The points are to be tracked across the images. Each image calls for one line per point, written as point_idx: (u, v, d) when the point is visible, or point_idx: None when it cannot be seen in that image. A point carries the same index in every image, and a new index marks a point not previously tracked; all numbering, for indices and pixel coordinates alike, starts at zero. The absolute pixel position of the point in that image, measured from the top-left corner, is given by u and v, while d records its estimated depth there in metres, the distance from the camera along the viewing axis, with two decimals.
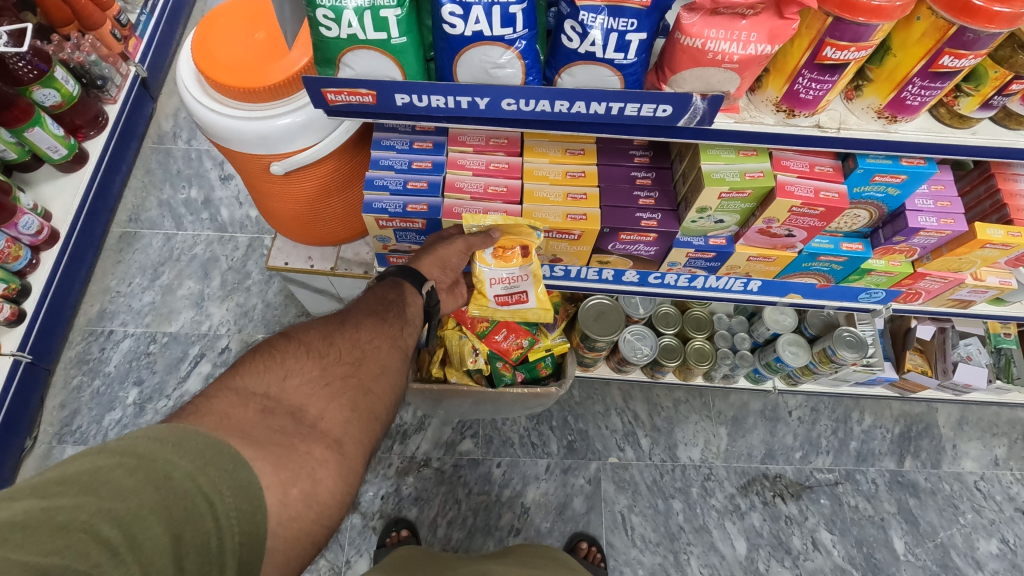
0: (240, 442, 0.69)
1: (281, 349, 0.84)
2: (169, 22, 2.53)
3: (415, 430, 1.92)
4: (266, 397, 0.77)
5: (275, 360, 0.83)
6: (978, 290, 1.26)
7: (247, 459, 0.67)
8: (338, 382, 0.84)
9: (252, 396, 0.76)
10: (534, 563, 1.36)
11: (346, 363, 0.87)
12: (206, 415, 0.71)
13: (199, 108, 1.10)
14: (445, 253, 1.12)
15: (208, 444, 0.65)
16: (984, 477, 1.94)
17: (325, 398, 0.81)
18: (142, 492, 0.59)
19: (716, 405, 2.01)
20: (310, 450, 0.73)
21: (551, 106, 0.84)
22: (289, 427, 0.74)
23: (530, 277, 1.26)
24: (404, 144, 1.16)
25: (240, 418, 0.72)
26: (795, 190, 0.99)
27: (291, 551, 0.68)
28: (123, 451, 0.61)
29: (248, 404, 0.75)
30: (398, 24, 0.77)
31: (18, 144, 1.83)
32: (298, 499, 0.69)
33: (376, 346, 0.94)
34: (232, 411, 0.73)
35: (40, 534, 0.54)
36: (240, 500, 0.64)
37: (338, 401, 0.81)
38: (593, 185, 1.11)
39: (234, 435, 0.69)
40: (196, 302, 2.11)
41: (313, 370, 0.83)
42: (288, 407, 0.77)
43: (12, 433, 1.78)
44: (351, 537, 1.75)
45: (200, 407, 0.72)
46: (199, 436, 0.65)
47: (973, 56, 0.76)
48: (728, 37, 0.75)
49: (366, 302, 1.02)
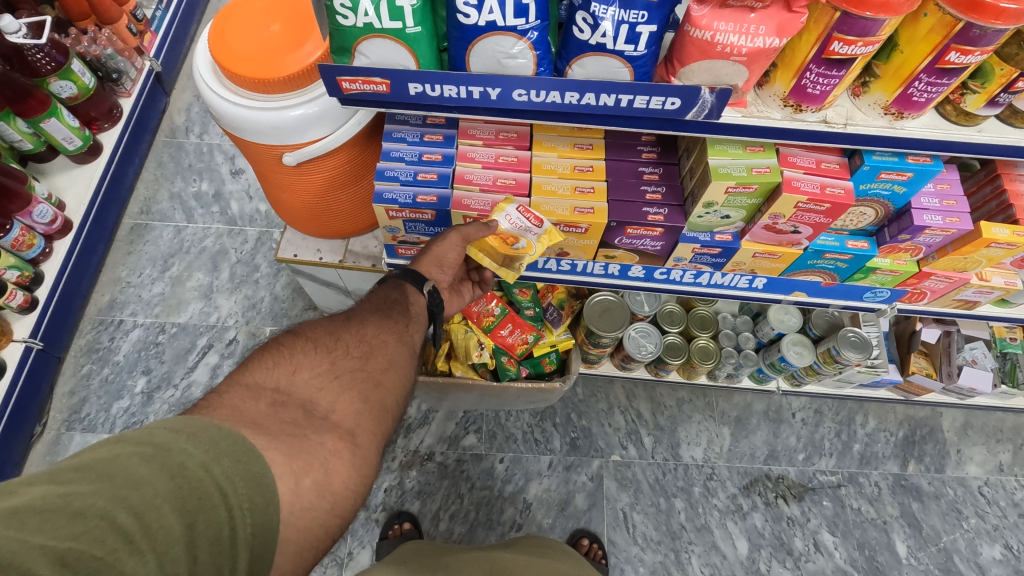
0: (252, 432, 0.70)
1: (288, 346, 0.86)
2: (183, 18, 2.57)
3: (418, 424, 1.93)
4: (277, 391, 0.79)
5: (284, 355, 0.84)
6: (984, 290, 1.26)
7: (260, 449, 0.68)
8: (347, 376, 0.85)
9: (263, 391, 0.78)
10: (541, 554, 1.37)
11: (354, 357, 0.89)
12: (219, 408, 0.72)
13: (214, 98, 1.12)
14: (441, 250, 1.13)
15: (222, 435, 0.66)
16: (989, 483, 1.93)
17: (335, 391, 0.82)
18: (156, 480, 0.61)
19: (719, 405, 2.01)
20: (322, 441, 0.75)
21: (561, 97, 0.85)
22: (301, 419, 0.76)
23: (502, 210, 1.10)
24: (414, 136, 1.18)
25: (252, 411, 0.74)
26: (802, 186, 1.00)
27: (304, 541, 0.69)
28: (140, 441, 0.63)
29: (259, 399, 0.76)
30: (414, 13, 0.78)
31: (34, 134, 1.86)
32: (311, 489, 0.70)
33: (383, 340, 0.95)
34: (244, 405, 0.74)
35: (58, 519, 0.55)
36: (253, 492, 0.65)
37: (349, 394, 0.83)
38: (601, 178, 1.12)
39: (247, 426, 0.71)
40: (205, 294, 2.13)
41: (322, 364, 0.85)
42: (299, 400, 0.79)
43: (22, 419, 1.80)
44: (354, 529, 1.76)
45: (212, 401, 0.74)
46: (213, 428, 0.67)
47: (980, 52, 0.76)
48: (736, 31, 0.76)
49: (369, 303, 1.04)
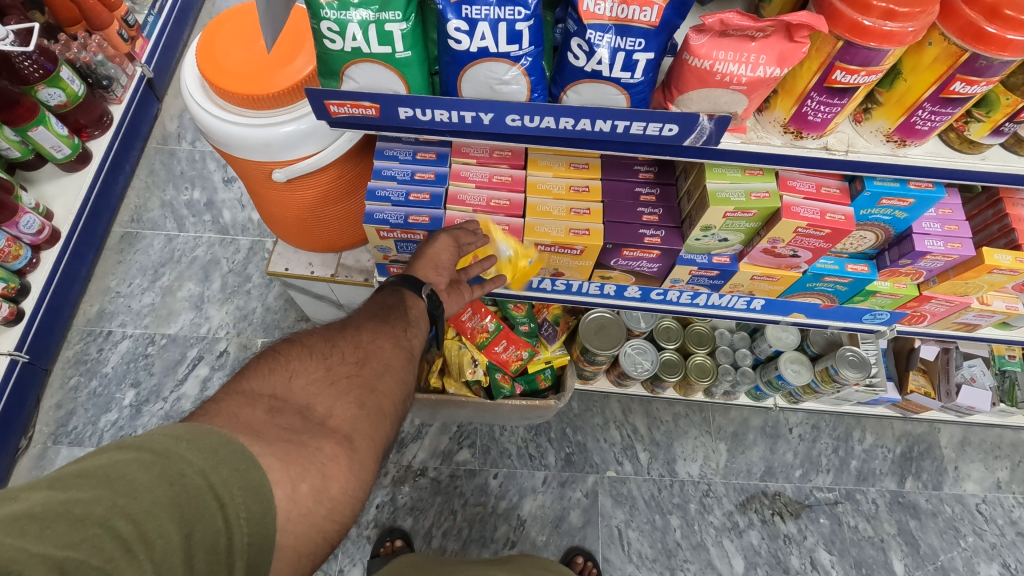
0: (249, 438, 0.67)
1: (283, 353, 0.82)
2: (176, 24, 2.53)
3: (412, 438, 1.91)
4: (273, 398, 0.75)
5: (279, 362, 0.80)
6: (984, 314, 1.24)
7: (257, 456, 0.66)
8: (343, 381, 0.81)
9: (258, 397, 0.74)
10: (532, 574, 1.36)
11: (349, 363, 0.85)
12: (215, 415, 0.69)
13: (202, 114, 1.09)
14: (433, 252, 1.07)
15: (222, 442, 0.64)
16: (986, 500, 1.92)
17: (331, 396, 0.79)
18: (154, 488, 0.58)
19: (716, 420, 1.99)
20: (320, 446, 0.72)
21: (556, 123, 0.83)
22: (297, 425, 0.73)
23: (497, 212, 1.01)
24: (407, 154, 1.15)
25: (248, 418, 0.71)
26: (801, 212, 0.98)
27: (302, 548, 0.67)
28: (140, 446, 0.61)
29: (255, 405, 0.73)
30: (404, 38, 0.76)
31: (22, 142, 1.83)
32: (308, 495, 0.67)
33: (380, 345, 0.91)
34: (240, 411, 0.71)
35: (57, 526, 0.54)
36: (250, 501, 0.63)
37: (344, 399, 0.79)
38: (597, 200, 1.10)
39: (243, 431, 0.68)
40: (195, 304, 2.10)
41: (317, 370, 0.81)
42: (296, 405, 0.75)
43: (7, 432, 1.77)
44: (345, 547, 1.74)
45: (208, 409, 0.71)
46: (213, 434, 0.64)
47: (985, 82, 0.74)
48: (737, 59, 0.74)
49: (364, 309, 0.98)
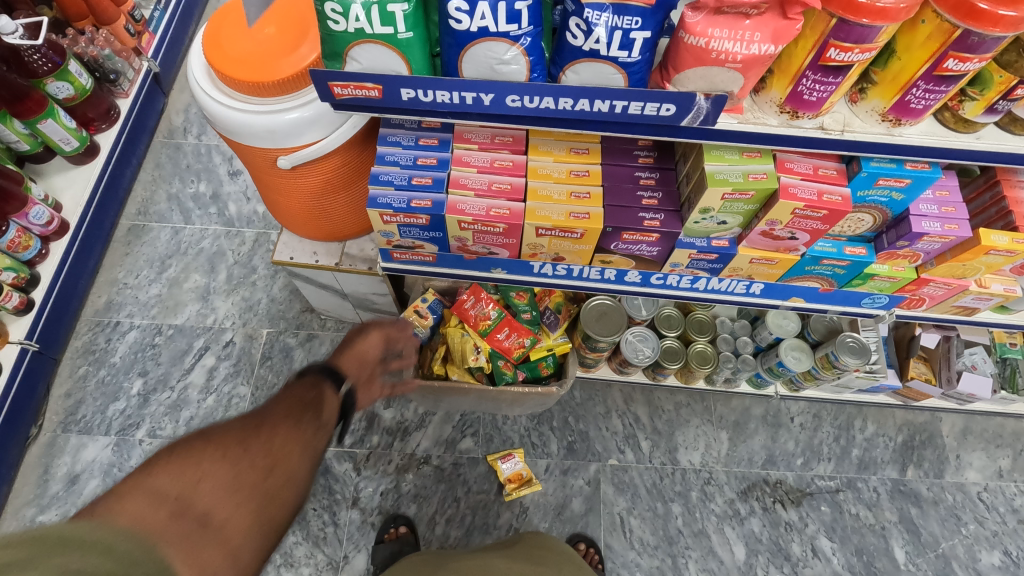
0: (152, 542, 0.62)
1: (188, 450, 0.73)
2: (182, 19, 2.56)
3: (415, 427, 1.93)
4: (177, 498, 0.67)
5: (182, 460, 0.71)
6: (983, 297, 1.25)
7: (161, 557, 0.61)
8: (246, 493, 0.73)
9: (163, 497, 0.66)
10: (537, 559, 1.36)
11: (256, 471, 0.76)
12: (116, 515, 0.62)
13: (209, 101, 1.11)
14: (363, 346, 1.10)
15: (121, 540, 0.59)
16: (988, 489, 1.92)
17: (232, 506, 0.71)
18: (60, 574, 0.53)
19: (718, 409, 2.00)
20: (209, 564, 0.66)
21: (555, 103, 0.85)
22: (197, 532, 0.66)
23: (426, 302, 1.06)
24: (410, 139, 1.17)
25: (149, 520, 0.64)
26: (798, 193, 0.99)
27: None
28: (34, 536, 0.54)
29: (159, 504, 0.65)
30: (405, 19, 0.78)
31: (31, 135, 1.86)
32: None
33: (290, 451, 0.81)
34: (141, 512, 0.64)
35: None
36: None
37: (245, 513, 0.72)
38: (596, 184, 1.12)
39: (142, 532, 0.62)
40: (202, 295, 2.13)
41: (223, 476, 0.72)
42: (198, 509, 0.68)
43: (18, 421, 1.80)
44: (350, 533, 1.76)
45: (107, 506, 0.63)
46: (113, 532, 0.59)
47: (978, 59, 0.75)
48: (732, 37, 0.75)
49: (281, 404, 0.88)
